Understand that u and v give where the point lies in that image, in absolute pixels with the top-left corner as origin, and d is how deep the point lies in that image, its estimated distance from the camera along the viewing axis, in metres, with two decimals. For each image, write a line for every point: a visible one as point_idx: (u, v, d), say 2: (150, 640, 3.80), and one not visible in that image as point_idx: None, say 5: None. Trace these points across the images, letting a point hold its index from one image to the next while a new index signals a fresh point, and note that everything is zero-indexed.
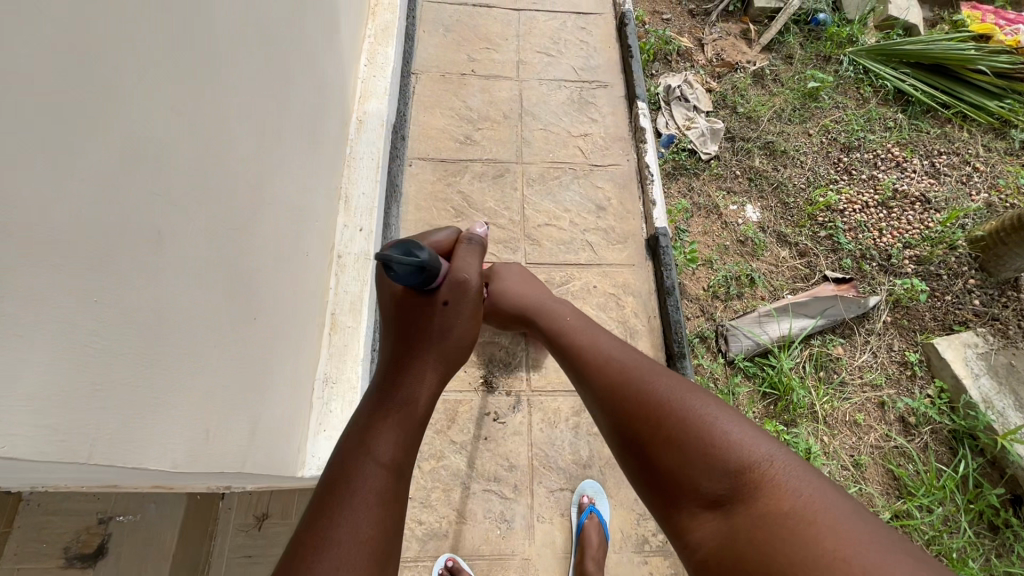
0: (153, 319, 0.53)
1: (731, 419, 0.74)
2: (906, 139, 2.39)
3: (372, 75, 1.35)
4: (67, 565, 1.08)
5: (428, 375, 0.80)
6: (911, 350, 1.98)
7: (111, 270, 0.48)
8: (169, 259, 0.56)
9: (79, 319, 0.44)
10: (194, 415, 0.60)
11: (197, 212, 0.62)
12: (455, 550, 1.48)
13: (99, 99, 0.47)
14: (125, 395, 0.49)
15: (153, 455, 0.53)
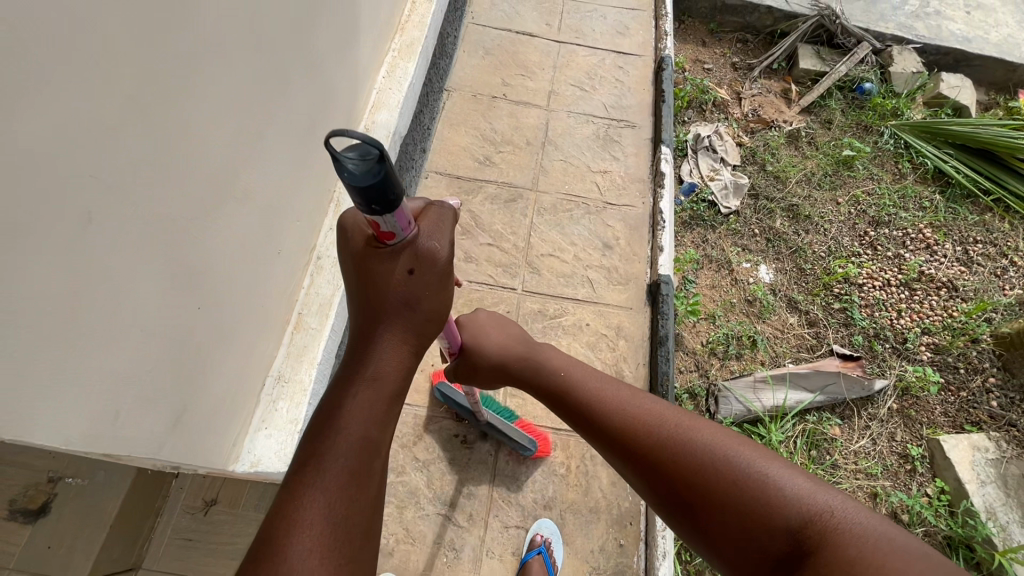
0: (65, 295, 0.55)
1: (781, 466, 0.75)
2: (941, 221, 2.29)
3: (389, 87, 1.38)
4: (10, 516, 1.11)
5: (397, 351, 0.74)
6: (914, 444, 1.87)
7: (24, 248, 0.50)
8: (102, 244, 0.59)
9: None
10: (103, 395, 0.62)
11: (154, 202, 0.66)
12: (397, 571, 1.44)
13: (32, 87, 0.49)
14: (26, 367, 0.52)
15: (45, 428, 0.55)
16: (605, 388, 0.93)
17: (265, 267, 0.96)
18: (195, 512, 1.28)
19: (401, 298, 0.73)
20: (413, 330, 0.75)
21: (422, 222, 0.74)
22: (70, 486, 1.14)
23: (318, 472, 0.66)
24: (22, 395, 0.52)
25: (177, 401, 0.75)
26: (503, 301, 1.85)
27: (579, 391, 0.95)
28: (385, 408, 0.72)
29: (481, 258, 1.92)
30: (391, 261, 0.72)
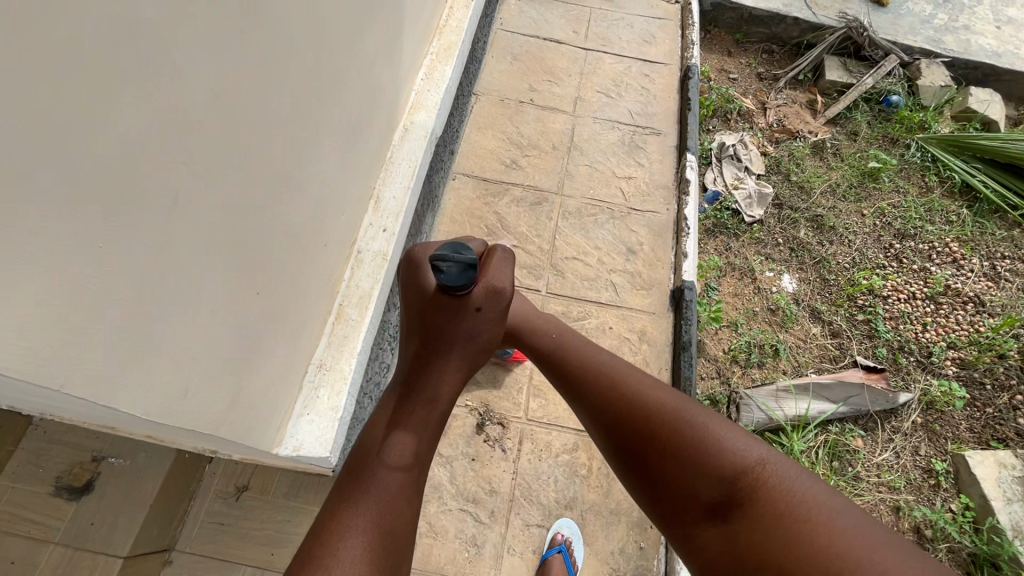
0: (151, 269, 0.59)
1: (727, 427, 0.85)
2: (968, 236, 2.28)
3: (427, 89, 1.41)
4: (56, 492, 1.15)
5: (453, 372, 0.96)
6: (938, 459, 1.85)
7: (122, 222, 0.54)
8: (182, 227, 0.63)
9: (85, 258, 0.50)
10: (177, 366, 0.66)
11: (224, 186, 0.69)
12: (420, 564, 1.46)
13: (134, 78, 0.52)
14: (118, 333, 0.56)
15: (131, 393, 0.59)
16: (582, 353, 1.04)
17: (313, 255, 1.00)
18: (227, 497, 1.31)
19: (465, 332, 0.97)
20: (469, 357, 0.99)
21: (488, 271, 0.99)
22: (113, 466, 1.18)
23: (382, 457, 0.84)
24: (111, 364, 0.55)
25: (235, 379, 0.79)
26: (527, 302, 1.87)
27: (560, 355, 1.06)
28: (439, 419, 0.93)
29: None
30: (461, 302, 0.96)
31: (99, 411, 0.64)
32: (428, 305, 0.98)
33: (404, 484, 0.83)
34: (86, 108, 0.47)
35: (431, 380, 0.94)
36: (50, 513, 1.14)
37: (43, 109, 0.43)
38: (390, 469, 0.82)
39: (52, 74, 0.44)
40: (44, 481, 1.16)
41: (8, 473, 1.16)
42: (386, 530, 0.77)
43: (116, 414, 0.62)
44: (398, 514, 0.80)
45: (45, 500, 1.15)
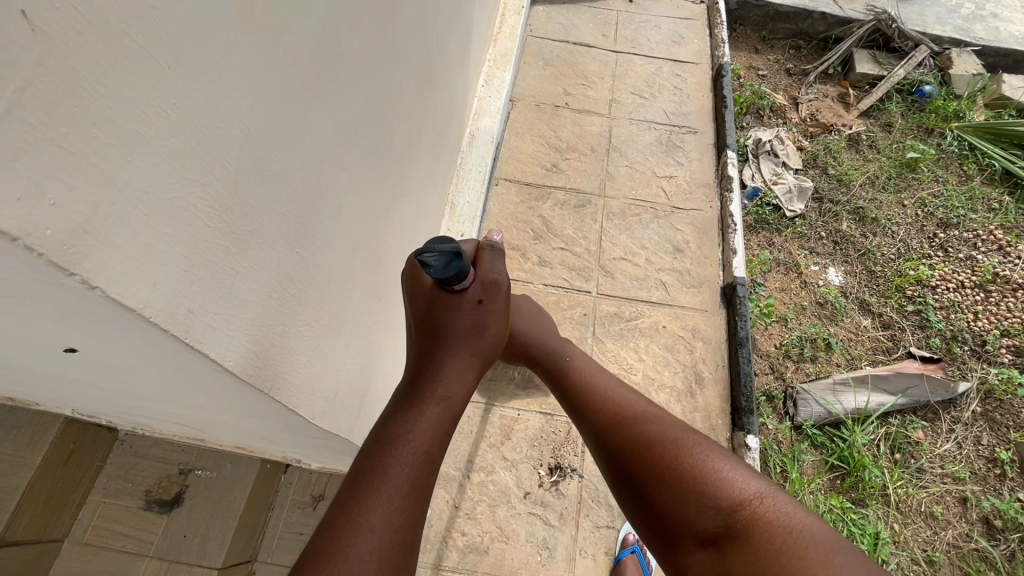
0: (322, 277, 0.61)
1: (724, 457, 0.83)
2: (1012, 223, 2.26)
3: (488, 95, 1.43)
4: (146, 507, 1.16)
5: (460, 373, 0.82)
6: (1001, 447, 1.83)
7: (311, 230, 0.56)
8: (336, 233, 0.64)
9: (292, 266, 0.52)
10: (330, 369, 0.67)
11: (363, 192, 0.71)
12: (494, 568, 1.46)
13: (314, 82, 0.52)
14: (305, 339, 0.57)
15: (307, 397, 0.60)
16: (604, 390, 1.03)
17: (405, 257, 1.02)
18: (304, 507, 1.31)
19: (472, 326, 0.85)
20: (476, 353, 0.86)
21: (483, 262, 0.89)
22: (200, 478, 1.19)
23: (391, 463, 0.66)
24: (297, 370, 0.56)
25: (357, 380, 0.80)
26: (580, 304, 1.88)
27: (573, 386, 1.08)
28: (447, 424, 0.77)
29: (554, 262, 1.96)
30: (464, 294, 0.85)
31: (258, 415, 0.64)
32: (430, 302, 0.86)
33: (408, 498, 0.65)
34: (288, 111, 0.47)
35: (440, 381, 0.79)
36: (142, 527, 1.14)
37: (268, 108, 0.43)
38: (396, 476, 0.65)
39: (279, 85, 0.45)
40: (133, 495, 1.17)
41: (98, 489, 1.16)
42: (399, 553, 0.61)
43: (278, 418, 0.63)
44: (405, 533, 0.63)
45: (137, 513, 1.15)
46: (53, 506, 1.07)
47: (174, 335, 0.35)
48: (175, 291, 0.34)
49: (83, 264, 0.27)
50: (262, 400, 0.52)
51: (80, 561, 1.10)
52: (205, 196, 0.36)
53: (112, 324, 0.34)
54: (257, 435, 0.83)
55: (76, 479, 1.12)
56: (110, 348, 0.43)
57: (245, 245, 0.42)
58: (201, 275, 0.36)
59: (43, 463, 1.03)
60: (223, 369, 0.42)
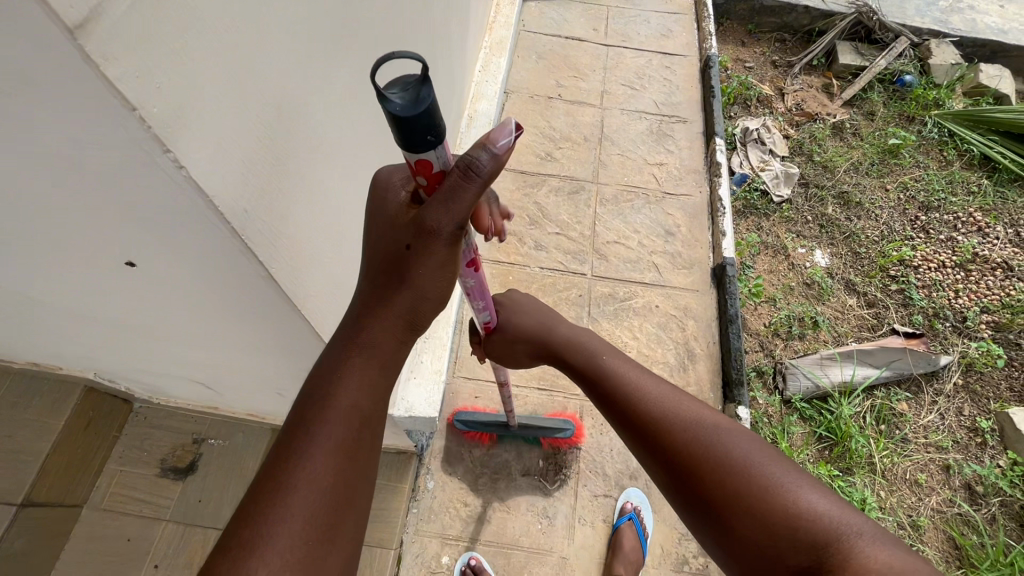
0: (328, 217, 0.71)
1: (805, 482, 0.72)
2: (991, 205, 2.34)
3: (484, 80, 1.50)
4: (162, 475, 1.20)
5: (399, 324, 0.64)
6: (982, 418, 1.90)
7: (320, 174, 0.66)
8: (344, 190, 0.75)
9: (307, 198, 0.62)
10: (336, 303, 0.77)
11: (365, 153, 0.82)
12: (496, 536, 1.51)
13: (330, 57, 0.64)
14: (316, 267, 0.68)
15: (319, 318, 0.71)
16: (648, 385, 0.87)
17: None
18: None
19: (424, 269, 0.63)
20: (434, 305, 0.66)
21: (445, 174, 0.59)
22: (213, 446, 1.23)
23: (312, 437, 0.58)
24: (311, 291, 0.66)
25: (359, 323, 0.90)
26: (575, 286, 1.94)
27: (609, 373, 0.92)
28: (380, 378, 0.64)
29: (550, 246, 2.02)
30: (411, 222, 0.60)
31: (280, 347, 0.74)
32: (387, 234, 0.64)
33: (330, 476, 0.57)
34: (309, 68, 0.58)
35: (372, 330, 0.64)
36: (158, 493, 1.19)
37: (295, 64, 0.55)
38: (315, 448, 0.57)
39: (305, 48, 0.57)
40: (149, 463, 1.21)
41: (115, 458, 1.20)
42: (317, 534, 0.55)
43: (298, 347, 0.73)
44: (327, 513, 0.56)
45: (153, 480, 1.20)
46: (73, 471, 1.12)
47: (229, 225, 0.47)
48: (229, 188, 0.46)
49: (173, 143, 0.39)
50: (288, 314, 0.64)
51: (100, 525, 1.14)
52: (251, 124, 0.48)
53: (185, 217, 0.46)
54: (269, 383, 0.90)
55: (94, 446, 1.16)
56: (173, 258, 0.54)
57: (276, 168, 0.53)
58: (246, 184, 0.49)
59: (63, 429, 1.08)
60: (263, 271, 0.54)
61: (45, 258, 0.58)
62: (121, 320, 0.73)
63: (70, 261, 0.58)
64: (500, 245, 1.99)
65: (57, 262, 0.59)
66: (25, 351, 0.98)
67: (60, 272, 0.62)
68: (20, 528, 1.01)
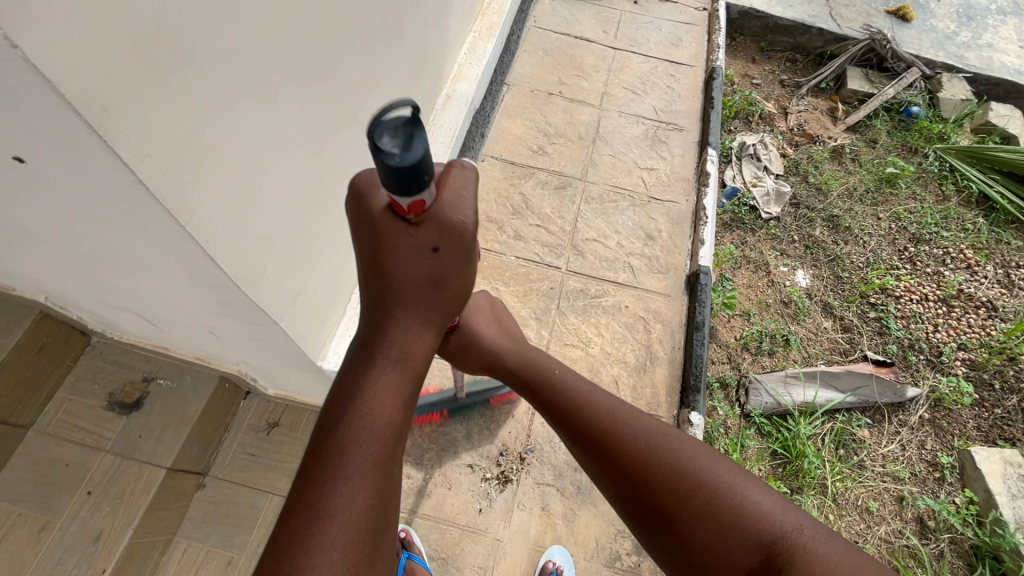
0: (251, 152, 0.69)
1: (751, 483, 0.81)
2: (983, 243, 2.31)
3: (468, 62, 1.52)
4: (108, 407, 1.25)
5: (418, 327, 0.73)
6: (944, 453, 1.87)
7: (235, 102, 0.64)
8: (271, 123, 0.72)
9: (210, 124, 0.60)
10: (263, 243, 0.75)
11: (306, 98, 0.80)
12: (433, 511, 1.53)
13: None
14: (228, 198, 0.65)
15: (232, 253, 0.68)
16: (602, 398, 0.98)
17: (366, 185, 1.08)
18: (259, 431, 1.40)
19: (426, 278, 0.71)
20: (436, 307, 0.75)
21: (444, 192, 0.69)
22: (160, 386, 1.27)
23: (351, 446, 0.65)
24: (216, 222, 0.64)
25: (299, 275, 0.87)
26: (548, 278, 1.95)
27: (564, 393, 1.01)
28: (412, 382, 0.72)
29: (528, 237, 2.04)
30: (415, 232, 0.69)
31: (196, 282, 0.73)
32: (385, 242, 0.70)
33: (373, 481, 0.64)
34: None
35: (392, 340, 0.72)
36: (102, 424, 1.23)
37: None
38: (356, 454, 0.65)
39: None
40: (97, 395, 1.25)
41: (65, 388, 1.25)
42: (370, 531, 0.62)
43: (207, 280, 0.71)
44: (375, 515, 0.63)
45: (99, 412, 1.24)
46: (21, 392, 1.17)
47: (86, 120, 0.46)
48: (87, 83, 0.45)
49: (11, 25, 0.38)
50: (180, 236, 0.61)
51: (42, 449, 1.18)
52: (125, 27, 0.47)
53: (37, 107, 0.44)
54: (205, 322, 0.91)
55: (46, 372, 1.21)
56: (48, 155, 0.52)
57: (156, 78, 0.52)
58: (114, 82, 0.47)
59: (14, 349, 1.13)
60: (131, 175, 0.52)
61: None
62: (39, 230, 0.72)
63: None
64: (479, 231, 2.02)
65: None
66: None
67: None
68: None
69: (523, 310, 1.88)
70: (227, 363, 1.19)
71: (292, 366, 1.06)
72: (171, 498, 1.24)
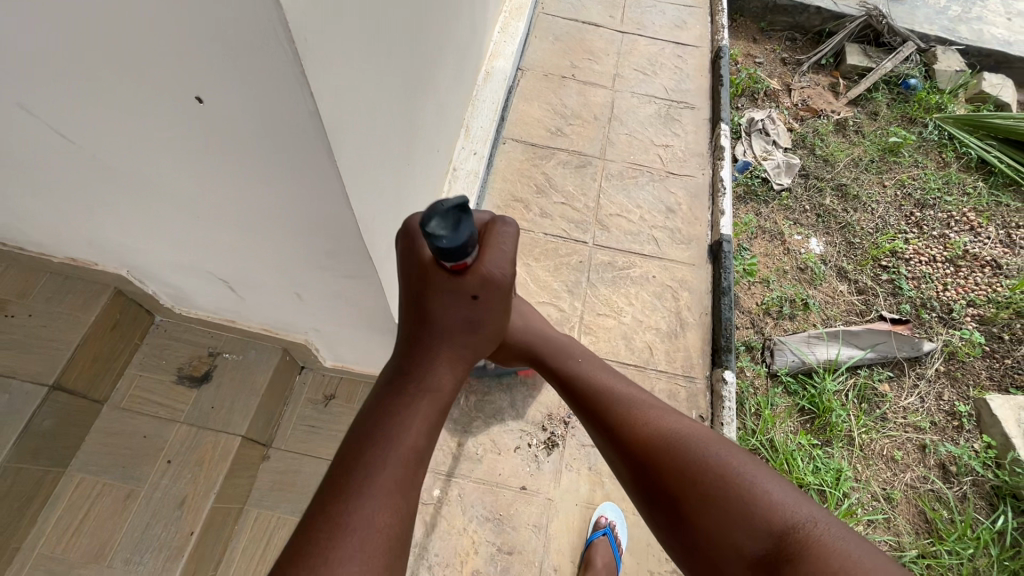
0: (373, 106, 0.74)
1: (766, 476, 0.77)
2: (984, 206, 2.41)
3: (503, 41, 1.60)
4: (178, 381, 1.29)
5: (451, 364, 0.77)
6: (961, 403, 1.97)
7: (368, 55, 0.69)
8: (383, 75, 0.77)
9: (355, 74, 0.65)
10: (375, 196, 0.80)
11: (404, 58, 0.85)
12: (486, 475, 1.59)
13: None
14: (359, 147, 0.70)
15: (359, 200, 0.73)
16: (621, 393, 0.96)
17: (432, 151, 1.13)
18: (316, 404, 1.43)
19: (464, 320, 0.75)
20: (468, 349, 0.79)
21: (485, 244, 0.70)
22: (227, 359, 1.32)
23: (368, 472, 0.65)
24: (353, 167, 0.69)
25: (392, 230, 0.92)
26: (577, 253, 2.02)
27: (588, 387, 1.00)
28: (439, 415, 0.74)
29: (554, 214, 2.09)
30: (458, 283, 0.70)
31: (315, 229, 0.77)
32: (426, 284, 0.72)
33: (388, 508, 0.63)
34: None
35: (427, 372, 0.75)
36: (175, 397, 1.27)
37: None
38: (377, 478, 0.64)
39: None
40: (166, 371, 1.29)
41: (135, 364, 1.29)
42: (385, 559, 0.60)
43: (331, 221, 0.74)
44: (391, 541, 0.62)
45: (169, 386, 1.28)
46: (98, 367, 1.21)
47: (296, 53, 0.50)
48: (301, 21, 0.49)
49: None
50: (328, 171, 0.64)
51: (118, 422, 1.22)
52: None
53: (255, 37, 0.48)
54: (297, 283, 0.96)
55: (119, 349, 1.25)
56: (231, 94, 0.55)
57: (334, 24, 0.56)
58: (312, 16, 0.51)
59: (93, 325, 1.18)
60: (312, 106, 0.55)
61: (110, 86, 0.60)
62: (166, 180, 0.75)
63: (130, 89, 0.59)
64: (507, 211, 2.07)
65: (121, 91, 0.60)
66: (70, 241, 1.07)
67: (123, 108, 0.64)
68: (50, 409, 1.11)
69: (555, 282, 1.94)
70: (297, 332, 1.24)
71: (368, 328, 1.11)
72: (243, 467, 1.28)
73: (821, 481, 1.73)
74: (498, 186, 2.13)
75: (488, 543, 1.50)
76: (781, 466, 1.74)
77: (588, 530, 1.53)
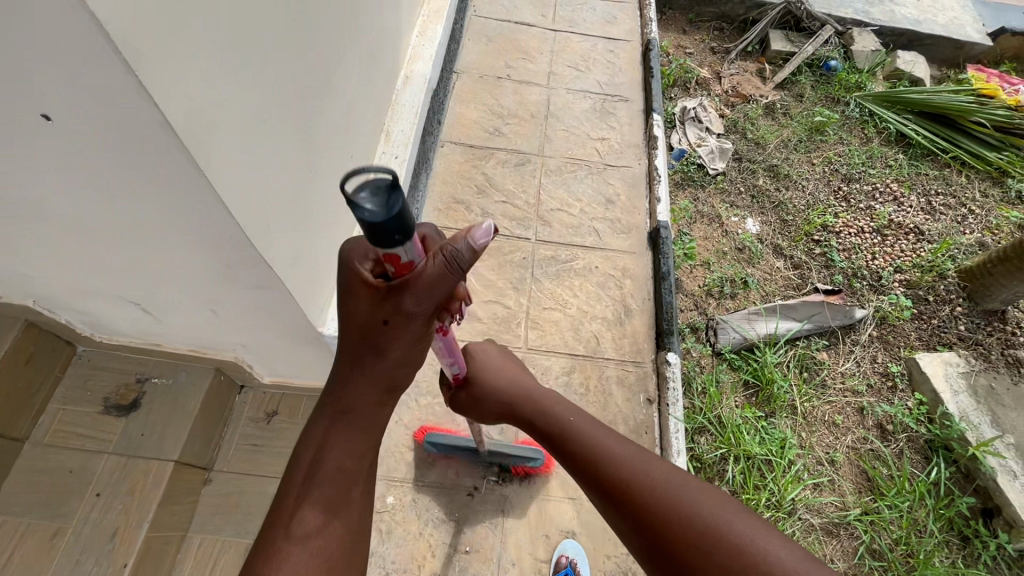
0: (253, 115, 0.75)
1: (720, 502, 0.74)
2: (906, 176, 2.54)
3: (421, 45, 1.62)
4: (105, 412, 1.25)
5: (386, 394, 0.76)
6: (894, 363, 2.07)
7: (239, 65, 0.70)
8: (264, 80, 0.78)
9: (222, 82, 0.66)
10: (267, 203, 0.81)
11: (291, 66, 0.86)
12: (440, 477, 1.59)
13: None
14: (236, 156, 0.71)
15: (245, 209, 0.74)
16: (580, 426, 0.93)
17: (343, 156, 1.14)
18: (259, 421, 1.41)
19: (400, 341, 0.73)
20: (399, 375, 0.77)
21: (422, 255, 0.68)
22: (156, 385, 1.28)
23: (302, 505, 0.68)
24: (230, 175, 0.69)
25: (298, 238, 0.93)
26: (520, 249, 2.04)
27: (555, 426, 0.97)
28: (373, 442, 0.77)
29: (495, 213, 2.11)
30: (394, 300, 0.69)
31: (206, 240, 0.77)
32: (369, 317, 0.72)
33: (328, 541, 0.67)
34: None
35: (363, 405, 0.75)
36: (102, 428, 1.23)
37: None
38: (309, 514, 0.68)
39: None
40: (92, 402, 1.25)
41: (58, 397, 1.25)
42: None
43: (218, 232, 0.75)
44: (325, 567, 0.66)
45: (96, 417, 1.24)
46: (14, 404, 1.16)
47: (126, 60, 0.51)
48: (127, 30, 0.50)
49: None
50: (198, 180, 0.65)
51: (42, 458, 1.18)
52: None
53: (81, 47, 0.49)
54: (208, 299, 0.95)
55: (37, 384, 1.21)
56: (79, 105, 0.56)
57: (179, 33, 0.57)
58: (142, 24, 0.52)
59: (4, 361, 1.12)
60: (160, 115, 0.56)
61: None
62: (46, 204, 0.75)
63: None
64: (449, 212, 2.08)
65: None
66: None
67: None
68: None
69: (500, 280, 1.96)
70: (225, 350, 1.22)
71: (292, 339, 1.10)
72: (181, 492, 1.25)
73: (767, 452, 1.79)
74: (438, 189, 2.14)
75: (444, 544, 1.50)
76: (728, 440, 1.80)
77: (545, 520, 1.56)
